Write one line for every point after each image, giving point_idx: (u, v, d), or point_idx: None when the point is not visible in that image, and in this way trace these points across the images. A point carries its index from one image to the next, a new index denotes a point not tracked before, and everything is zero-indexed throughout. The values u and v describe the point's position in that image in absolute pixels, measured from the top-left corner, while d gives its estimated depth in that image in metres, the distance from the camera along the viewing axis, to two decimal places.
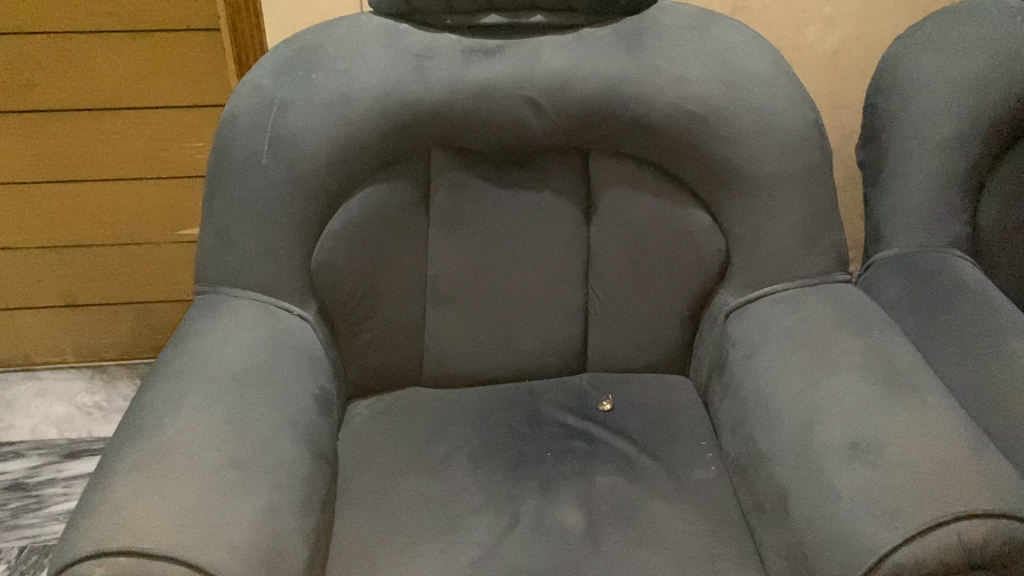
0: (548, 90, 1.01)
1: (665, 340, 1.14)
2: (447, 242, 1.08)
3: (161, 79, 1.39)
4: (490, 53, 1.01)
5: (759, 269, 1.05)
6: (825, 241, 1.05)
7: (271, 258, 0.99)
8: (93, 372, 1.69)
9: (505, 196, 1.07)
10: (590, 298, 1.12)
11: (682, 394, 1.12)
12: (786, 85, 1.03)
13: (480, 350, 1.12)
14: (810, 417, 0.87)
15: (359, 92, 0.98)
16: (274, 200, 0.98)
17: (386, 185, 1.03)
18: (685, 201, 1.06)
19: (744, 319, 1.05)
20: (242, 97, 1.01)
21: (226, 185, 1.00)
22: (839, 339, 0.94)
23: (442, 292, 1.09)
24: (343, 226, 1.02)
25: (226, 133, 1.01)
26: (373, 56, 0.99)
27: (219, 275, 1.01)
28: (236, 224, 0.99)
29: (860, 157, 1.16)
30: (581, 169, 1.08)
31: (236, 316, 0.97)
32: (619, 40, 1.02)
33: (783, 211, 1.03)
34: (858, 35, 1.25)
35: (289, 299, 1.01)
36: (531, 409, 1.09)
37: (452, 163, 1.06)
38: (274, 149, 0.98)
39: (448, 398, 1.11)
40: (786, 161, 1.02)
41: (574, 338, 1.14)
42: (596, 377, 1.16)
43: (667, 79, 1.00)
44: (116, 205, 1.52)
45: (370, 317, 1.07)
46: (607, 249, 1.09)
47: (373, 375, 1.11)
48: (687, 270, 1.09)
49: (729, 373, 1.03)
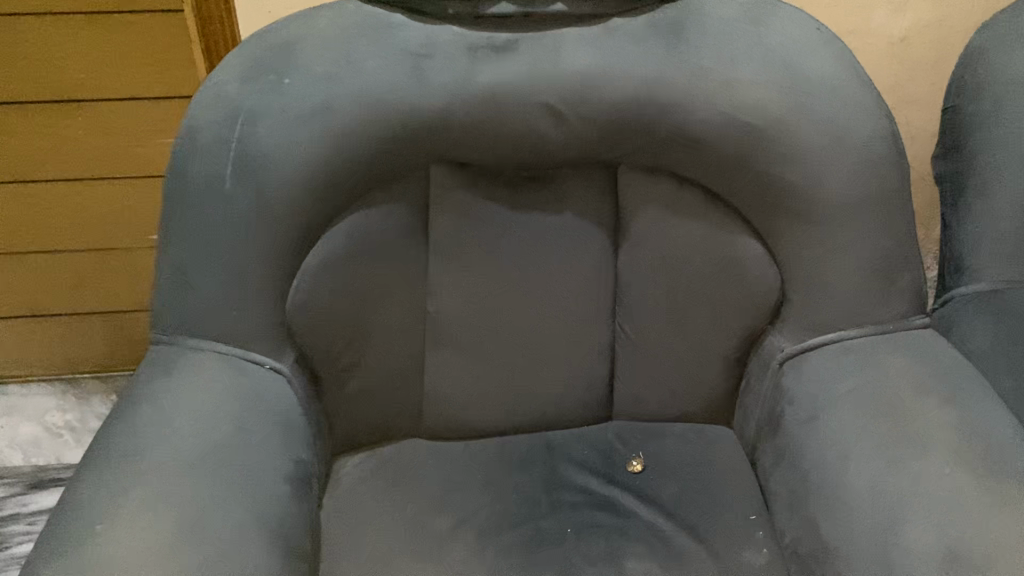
0: (570, 96, 0.84)
1: (707, 384, 0.97)
2: (450, 274, 0.91)
3: (124, 68, 1.21)
4: (501, 50, 0.83)
5: (822, 309, 0.88)
6: (902, 278, 0.87)
7: (240, 301, 0.83)
8: (66, 388, 1.54)
9: (518, 220, 0.90)
10: (617, 336, 0.96)
11: (724, 448, 0.96)
12: (858, 89, 0.86)
13: (488, 398, 0.96)
14: (894, 511, 0.72)
15: (343, 101, 0.81)
16: (241, 231, 0.82)
17: (375, 212, 0.87)
18: (732, 227, 0.90)
19: (802, 369, 0.88)
20: (201, 106, 0.84)
21: (183, 214, 0.83)
22: (922, 407, 0.78)
23: (443, 331, 0.93)
24: (325, 259, 0.86)
25: (183, 150, 0.83)
26: (360, 56, 0.82)
27: (175, 322, 0.84)
28: (196, 262, 0.83)
29: (935, 169, 0.98)
30: (609, 186, 0.91)
31: (196, 376, 0.81)
32: (656, 33, 0.84)
33: (853, 242, 0.86)
34: (931, 19, 1.07)
35: (260, 350, 0.85)
36: (549, 470, 0.93)
37: (454, 181, 0.89)
38: (240, 170, 0.81)
39: (452, 454, 0.95)
40: (857, 180, 0.85)
41: (599, 381, 0.97)
42: (624, 427, 0.99)
43: (715, 82, 0.83)
44: (81, 206, 1.36)
45: (358, 364, 0.91)
46: (639, 280, 0.93)
47: (363, 428, 0.95)
48: (734, 307, 0.92)
49: (785, 435, 0.86)
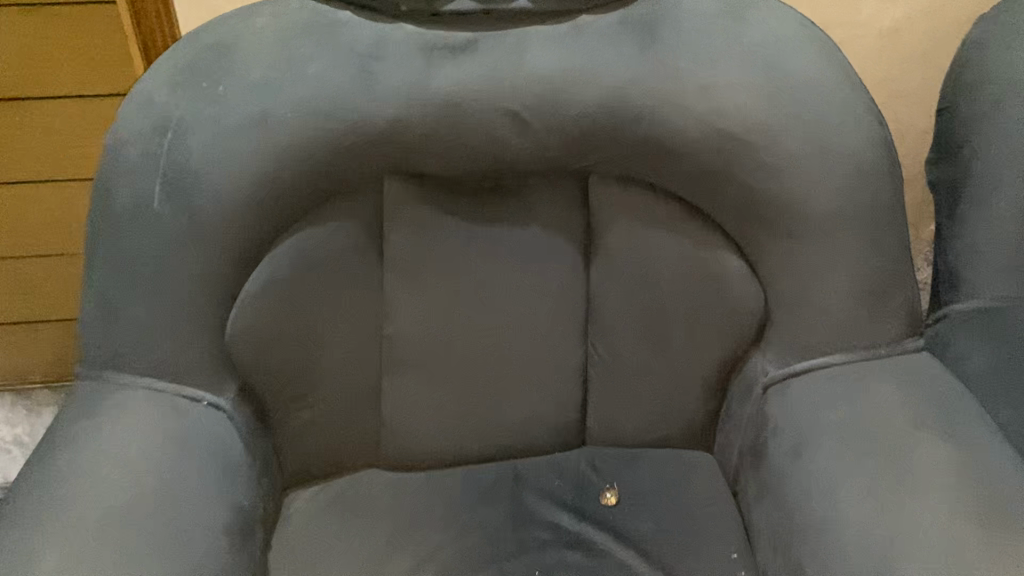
0: (534, 102, 0.76)
1: (685, 408, 0.90)
2: (407, 294, 0.84)
3: (60, 65, 1.13)
4: (459, 51, 0.76)
5: (808, 333, 0.81)
6: (893, 298, 0.81)
7: (174, 332, 0.76)
8: (14, 399, 1.46)
9: (480, 236, 0.83)
10: (590, 358, 0.89)
11: (703, 476, 0.89)
12: (849, 92, 0.79)
13: (452, 426, 0.89)
14: (886, 564, 0.66)
15: (283, 110, 0.74)
16: (172, 257, 0.75)
17: (322, 230, 0.80)
18: (712, 242, 0.83)
19: (787, 397, 0.82)
20: (127, 116, 0.76)
21: (108, 237, 0.75)
22: (916, 447, 0.72)
23: (401, 356, 0.86)
24: (269, 282, 0.79)
25: (107, 166, 0.76)
26: (302, 59, 0.74)
27: (103, 355, 0.77)
28: (123, 290, 0.75)
29: (929, 175, 0.91)
30: (579, 197, 0.84)
31: (125, 419, 0.74)
32: (628, 32, 0.77)
33: (841, 260, 0.79)
34: (923, 10, 1.00)
35: (198, 384, 0.78)
36: (517, 505, 0.87)
37: (410, 195, 0.82)
38: (171, 189, 0.74)
39: (413, 485, 0.89)
40: (847, 194, 0.78)
41: (570, 406, 0.90)
42: (597, 453, 0.93)
43: (693, 88, 0.76)
44: (22, 210, 1.27)
45: (308, 392, 0.84)
46: (612, 299, 0.86)
47: (316, 460, 0.88)
48: (714, 327, 0.85)
49: (769, 468, 0.80)
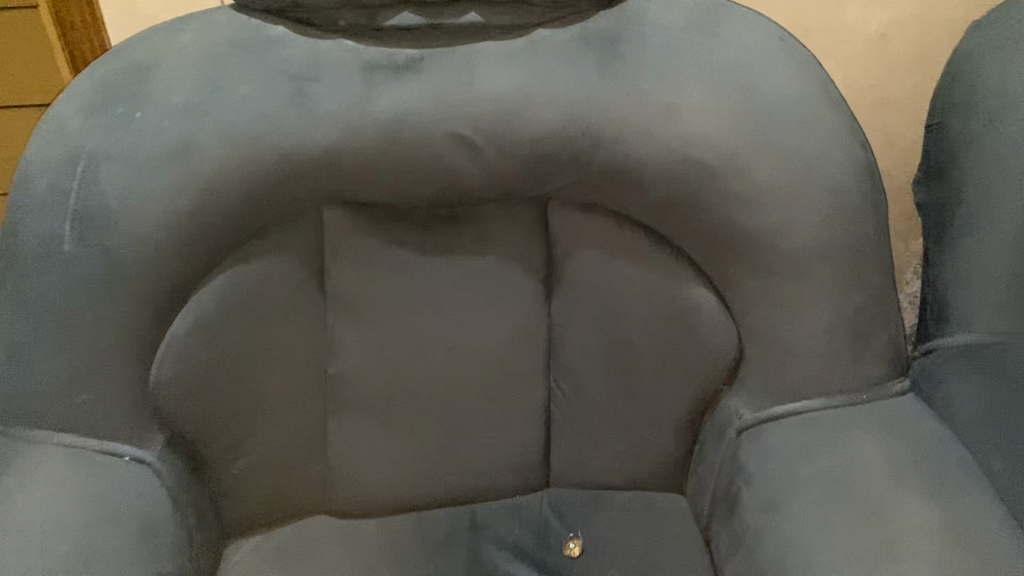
0: (485, 126, 0.69)
1: (655, 448, 0.84)
2: (352, 333, 0.78)
3: None
4: (403, 70, 0.69)
5: (784, 374, 0.75)
6: (875, 336, 0.75)
7: (91, 381, 0.70)
8: None
9: (430, 270, 0.77)
10: (552, 396, 0.83)
11: (673, 522, 0.84)
12: (829, 113, 0.72)
13: (403, 471, 0.83)
14: None
15: (207, 138, 0.67)
16: (86, 300, 0.68)
17: (256, 266, 0.73)
18: (681, 275, 0.77)
19: (762, 443, 0.76)
20: (37, 144, 0.69)
21: (17, 277, 0.69)
22: (898, 507, 0.67)
23: (347, 397, 0.79)
24: (197, 324, 0.72)
25: (15, 198, 0.69)
26: (228, 82, 0.67)
27: (11, 406, 0.70)
28: (34, 336, 0.69)
29: (917, 196, 0.85)
30: (537, 227, 0.78)
31: (35, 479, 0.68)
32: (589, 48, 0.70)
33: (820, 297, 0.73)
34: (913, 15, 0.93)
35: (120, 437, 0.72)
36: (473, 556, 0.81)
37: (353, 226, 0.75)
38: (84, 226, 0.67)
39: (362, 534, 0.83)
40: (826, 226, 0.72)
41: (531, 447, 0.84)
42: (561, 495, 0.87)
43: (657, 110, 0.69)
44: None
45: (246, 439, 0.78)
46: (574, 335, 0.80)
47: (257, 508, 0.82)
48: (684, 365, 0.79)
49: (741, 521, 0.75)
